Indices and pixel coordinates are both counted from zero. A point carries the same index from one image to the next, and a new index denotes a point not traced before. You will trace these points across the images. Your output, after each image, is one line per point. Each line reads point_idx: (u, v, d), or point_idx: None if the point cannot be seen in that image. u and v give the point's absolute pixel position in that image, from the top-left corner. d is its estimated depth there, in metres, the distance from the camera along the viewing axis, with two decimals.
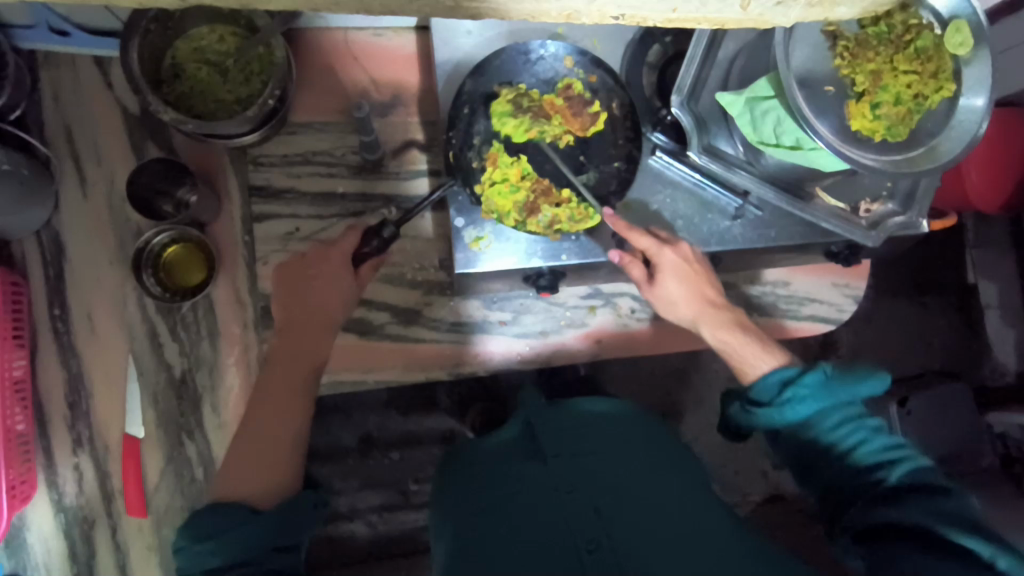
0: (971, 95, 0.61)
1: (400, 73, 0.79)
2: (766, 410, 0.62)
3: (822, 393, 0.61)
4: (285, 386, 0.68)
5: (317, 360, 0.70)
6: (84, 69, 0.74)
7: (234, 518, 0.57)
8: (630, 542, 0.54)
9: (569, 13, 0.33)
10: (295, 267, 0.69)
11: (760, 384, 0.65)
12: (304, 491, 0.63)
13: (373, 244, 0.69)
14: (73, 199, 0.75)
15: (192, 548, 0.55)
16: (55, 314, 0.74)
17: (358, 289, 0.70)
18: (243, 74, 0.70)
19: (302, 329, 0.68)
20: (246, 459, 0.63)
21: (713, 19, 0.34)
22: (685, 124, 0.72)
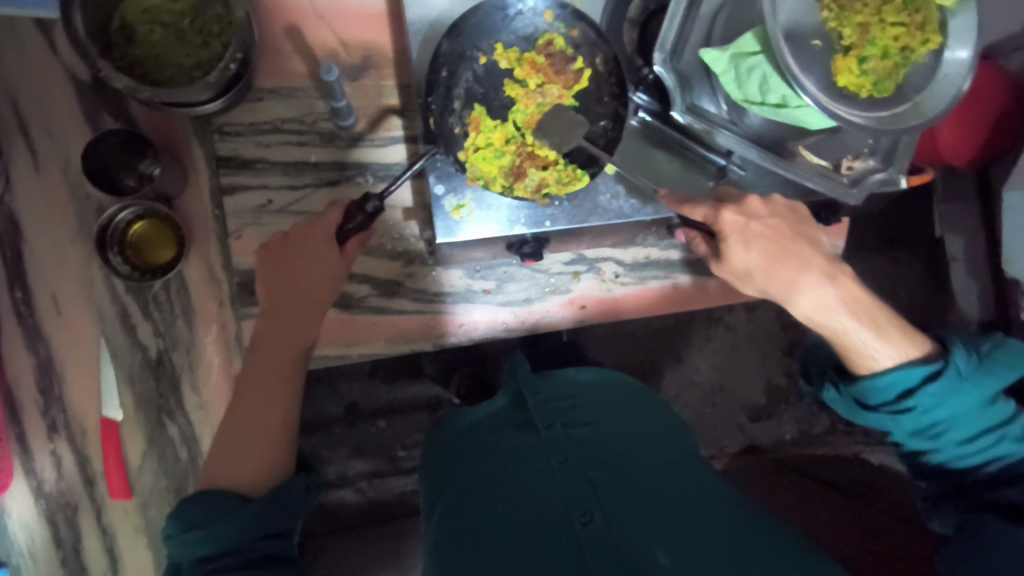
0: (956, 46, 0.61)
1: (370, 33, 0.75)
2: (885, 412, 0.64)
3: (953, 390, 0.61)
4: (271, 369, 0.66)
5: (306, 341, 0.68)
6: (27, 33, 0.69)
7: (225, 505, 0.58)
8: (622, 515, 0.55)
9: None
10: (278, 246, 0.66)
11: (872, 384, 0.64)
12: (297, 474, 0.64)
13: (356, 221, 0.65)
14: (26, 175, 0.70)
15: (181, 536, 0.56)
16: (18, 296, 0.71)
17: (347, 265, 0.67)
18: (201, 37, 0.65)
19: (289, 312, 0.66)
20: (236, 449, 0.62)
21: None
22: (668, 83, 0.69)
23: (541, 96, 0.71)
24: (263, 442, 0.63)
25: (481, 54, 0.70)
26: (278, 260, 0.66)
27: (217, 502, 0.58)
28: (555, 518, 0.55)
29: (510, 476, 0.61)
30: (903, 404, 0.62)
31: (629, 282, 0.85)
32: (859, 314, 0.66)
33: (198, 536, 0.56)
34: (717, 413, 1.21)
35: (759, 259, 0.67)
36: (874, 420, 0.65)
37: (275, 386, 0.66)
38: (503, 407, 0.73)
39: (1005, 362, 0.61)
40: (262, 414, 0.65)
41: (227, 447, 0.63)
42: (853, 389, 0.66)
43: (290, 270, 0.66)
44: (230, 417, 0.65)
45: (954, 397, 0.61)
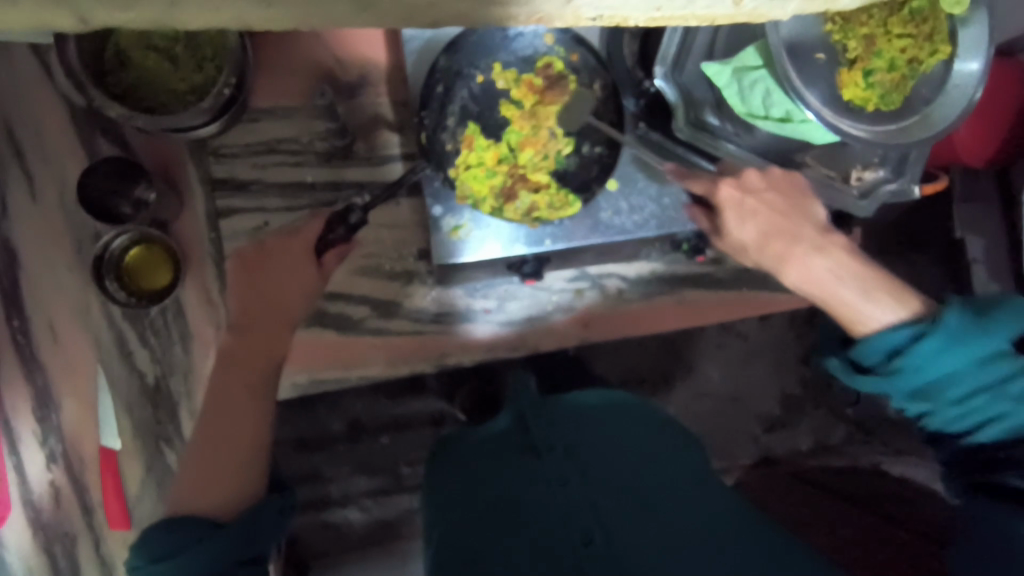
0: (966, 57, 0.58)
1: (366, 50, 0.74)
2: (874, 378, 0.61)
3: (958, 341, 0.57)
4: (241, 384, 0.66)
5: (277, 353, 0.67)
6: (21, 59, 0.68)
7: (189, 535, 0.56)
8: (628, 542, 0.54)
9: (539, 17, 0.25)
10: (252, 254, 0.67)
11: (867, 346, 0.62)
12: (269, 494, 0.62)
13: (338, 232, 0.65)
14: (22, 202, 0.70)
15: (147, 567, 0.55)
16: (15, 325, 0.71)
17: (322, 280, 0.66)
18: (195, 61, 0.64)
19: (256, 319, 0.66)
20: (203, 472, 0.62)
21: (703, 15, 0.26)
22: (670, 97, 0.69)
23: (538, 120, 0.69)
24: (234, 465, 0.62)
25: (478, 73, 0.69)
26: (252, 263, 0.66)
27: (186, 530, 0.56)
28: (557, 541, 0.55)
29: (514, 502, 0.60)
30: (896, 365, 0.60)
31: (633, 297, 0.84)
32: (875, 285, 0.67)
33: (165, 568, 0.54)
34: (726, 425, 1.19)
35: (753, 232, 0.73)
36: (873, 388, 0.61)
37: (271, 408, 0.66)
38: (506, 428, 0.68)
39: (1004, 317, 0.57)
40: (231, 431, 0.64)
41: (199, 471, 0.62)
42: (848, 355, 0.64)
43: (264, 278, 0.66)
44: (207, 436, 0.64)
45: (949, 355, 0.57)
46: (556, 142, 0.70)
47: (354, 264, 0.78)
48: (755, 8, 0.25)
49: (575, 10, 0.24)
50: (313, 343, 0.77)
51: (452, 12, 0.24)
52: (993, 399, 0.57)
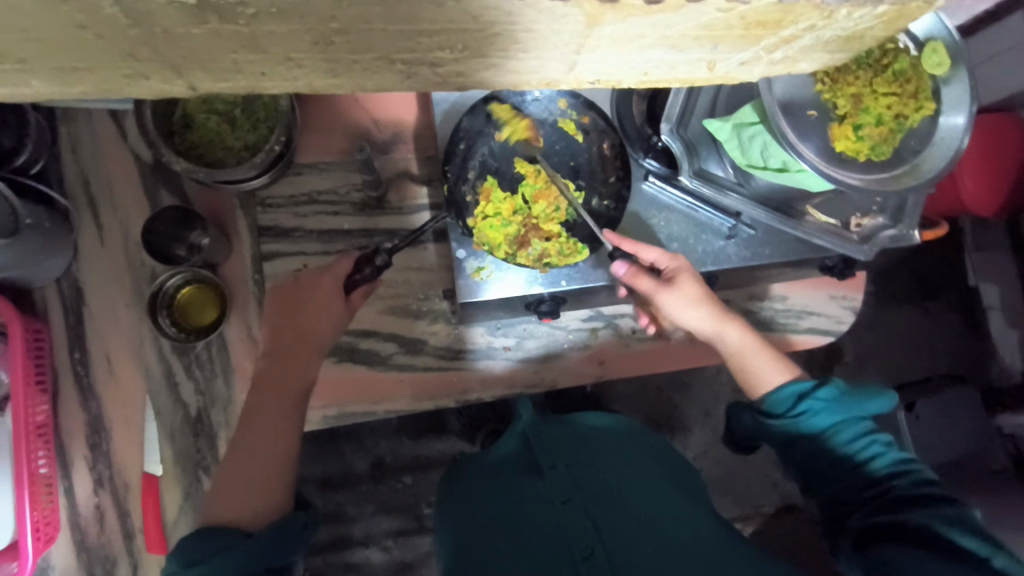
0: (951, 112, 0.64)
1: (399, 112, 0.82)
2: (783, 421, 0.68)
3: (843, 398, 0.67)
4: (272, 405, 0.70)
5: (308, 379, 0.72)
6: (100, 122, 0.78)
7: (226, 541, 0.58)
8: (626, 550, 0.56)
9: (548, 81, 0.31)
10: (289, 288, 0.74)
11: (775, 395, 0.69)
12: (295, 510, 0.64)
13: (365, 271, 0.71)
14: (90, 246, 0.78)
15: (181, 573, 0.55)
16: (76, 357, 0.77)
17: (348, 315, 0.72)
18: (250, 122, 0.73)
19: (291, 351, 0.71)
20: (234, 482, 0.65)
21: (683, 78, 0.33)
22: (675, 150, 0.74)
23: (546, 177, 0.76)
24: (266, 476, 0.65)
25: (497, 131, 0.76)
26: (289, 298, 0.72)
27: (215, 540, 0.58)
28: (556, 553, 0.57)
29: (517, 515, 0.63)
30: (801, 408, 0.67)
31: (646, 338, 0.88)
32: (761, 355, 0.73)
33: (201, 569, 0.55)
34: (745, 470, 1.19)
35: (705, 318, 0.72)
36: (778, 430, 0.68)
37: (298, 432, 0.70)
38: (514, 450, 0.75)
39: (874, 388, 0.68)
40: (261, 450, 0.68)
41: (231, 484, 0.65)
42: (761, 407, 0.71)
43: (297, 310, 0.71)
44: (235, 452, 0.68)
45: (847, 405, 0.67)
46: (568, 194, 0.76)
47: (384, 303, 0.83)
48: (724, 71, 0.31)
49: (577, 75, 0.30)
50: (344, 378, 0.82)
51: (471, 74, 0.30)
52: (872, 446, 0.65)
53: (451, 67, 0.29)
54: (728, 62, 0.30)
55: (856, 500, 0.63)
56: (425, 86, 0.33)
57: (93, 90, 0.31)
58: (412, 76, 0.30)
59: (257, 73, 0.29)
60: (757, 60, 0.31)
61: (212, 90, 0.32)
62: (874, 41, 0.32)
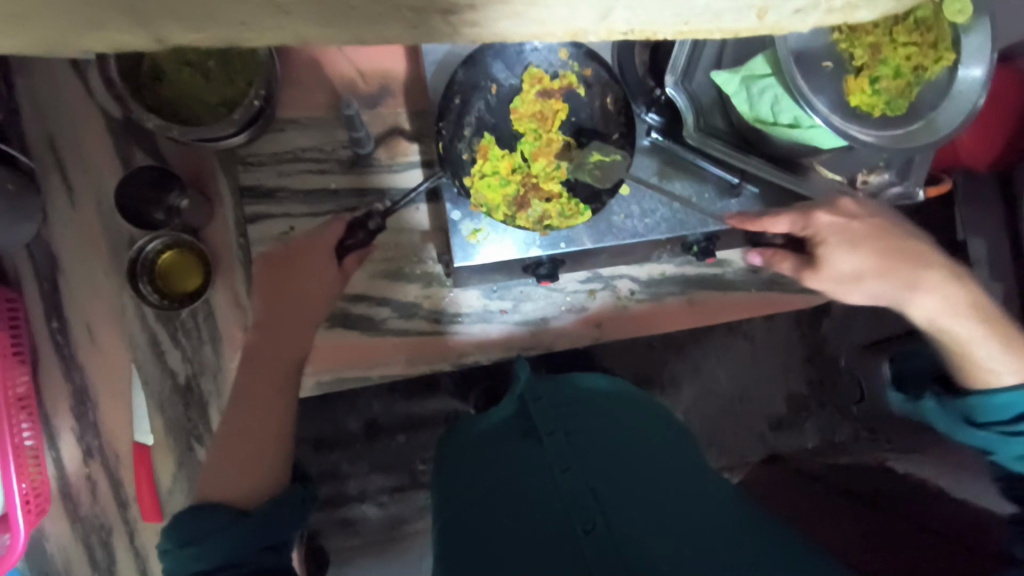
0: (971, 63, 0.61)
1: (387, 62, 0.77)
2: (990, 434, 0.69)
3: None
4: (265, 379, 0.68)
5: (298, 354, 0.70)
6: (61, 74, 0.71)
7: (220, 520, 0.56)
8: (628, 525, 0.55)
9: (575, 31, 0.28)
10: (276, 260, 0.69)
11: (989, 403, 0.69)
12: (293, 484, 0.63)
13: (359, 236, 0.68)
14: (61, 209, 0.73)
15: (177, 552, 0.54)
16: (54, 326, 0.74)
17: (342, 280, 0.70)
18: (225, 74, 0.67)
19: (281, 325, 0.69)
20: (234, 459, 0.63)
21: (726, 28, 0.29)
22: (680, 104, 0.71)
23: (547, 139, 0.73)
24: (260, 451, 0.64)
25: (495, 84, 0.71)
26: (277, 272, 0.68)
27: (211, 516, 0.56)
28: (558, 528, 0.56)
29: (516, 489, 0.62)
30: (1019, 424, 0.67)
31: (645, 299, 0.87)
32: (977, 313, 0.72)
33: (196, 550, 0.54)
34: (736, 424, 1.21)
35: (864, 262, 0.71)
36: (981, 438, 0.70)
37: (270, 399, 0.68)
38: (507, 414, 0.74)
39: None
40: (258, 427, 0.65)
41: (228, 463, 0.63)
42: (964, 406, 0.72)
43: (287, 285, 0.67)
44: (231, 427, 0.66)
45: None
46: (569, 152, 0.73)
47: (376, 267, 0.80)
48: (777, 21, 0.28)
49: (608, 26, 0.27)
50: (337, 345, 0.80)
51: (485, 23, 0.26)
52: None
53: (465, 14, 0.26)
54: (781, 8, 0.27)
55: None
56: (430, 37, 0.29)
57: (45, 41, 0.26)
58: (419, 25, 0.27)
59: (236, 23, 0.25)
60: (813, 8, 0.28)
61: (183, 43, 0.28)
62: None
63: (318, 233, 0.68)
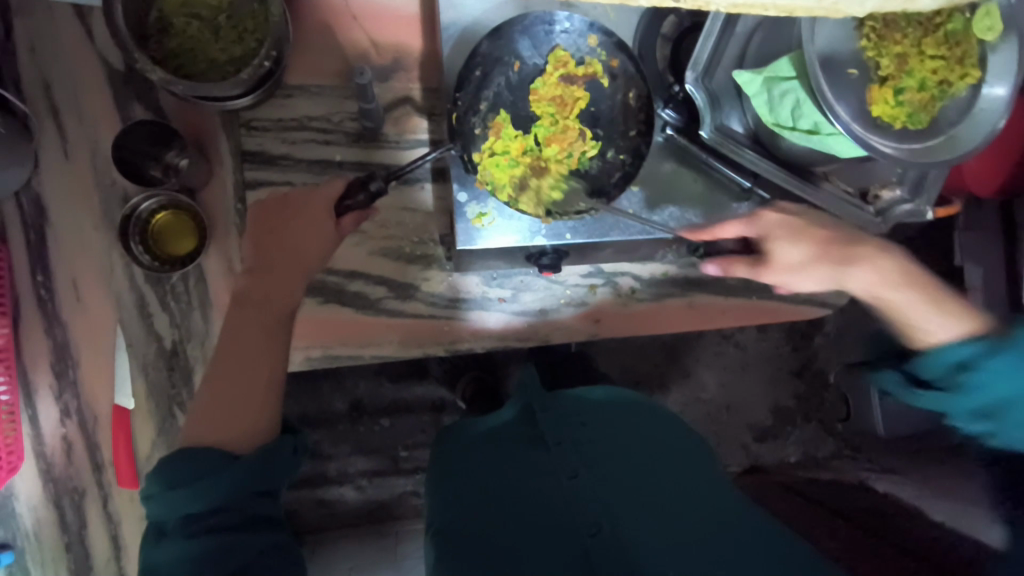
0: (994, 82, 0.59)
1: (402, 36, 0.75)
2: (937, 393, 0.67)
3: (1005, 366, 0.64)
4: (255, 326, 0.66)
5: (294, 300, 0.67)
6: (64, 19, 0.69)
7: (211, 461, 0.56)
8: (634, 533, 0.56)
9: None
10: (275, 205, 0.68)
11: (931, 359, 0.68)
12: (282, 435, 0.62)
13: (358, 197, 0.64)
14: (54, 158, 0.71)
15: (165, 494, 0.54)
16: (38, 279, 0.71)
17: (339, 239, 0.67)
18: (235, 32, 0.65)
19: (274, 267, 0.67)
20: (221, 404, 0.62)
21: None
22: (698, 102, 0.70)
23: (564, 126, 0.71)
24: (250, 404, 0.62)
25: (518, 62, 0.70)
26: (273, 215, 0.67)
27: (204, 457, 0.56)
28: (564, 531, 0.57)
29: (521, 490, 0.63)
30: (964, 378, 0.65)
31: (645, 298, 0.86)
32: (913, 284, 0.75)
33: (188, 492, 0.54)
34: (721, 431, 1.21)
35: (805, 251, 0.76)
36: (927, 400, 0.68)
37: (258, 342, 0.66)
38: (512, 419, 0.75)
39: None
40: (248, 374, 0.64)
41: (213, 408, 0.61)
42: (912, 367, 0.70)
43: (284, 229, 0.67)
44: (218, 374, 0.64)
45: (1004, 376, 0.64)
46: (582, 142, 0.71)
47: (375, 244, 0.79)
48: None
49: None
50: (331, 321, 0.78)
51: None
52: None
53: None
54: None
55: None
56: None
57: None
58: None
59: None
60: None
61: None
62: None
63: (321, 187, 0.67)
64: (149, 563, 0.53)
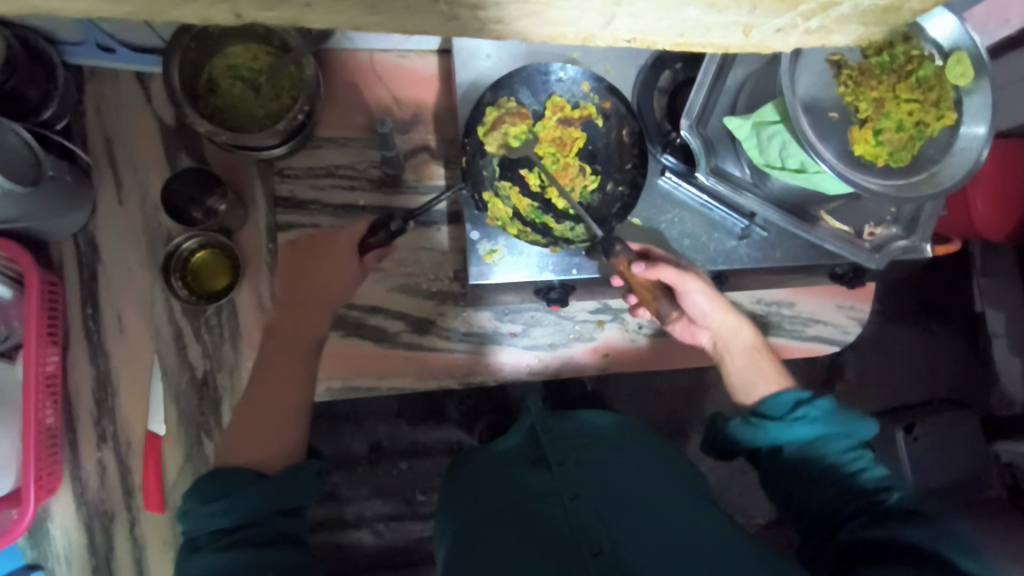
0: (972, 123, 0.63)
1: (421, 93, 0.83)
2: (777, 422, 0.74)
3: (830, 418, 0.74)
4: (285, 355, 0.71)
5: (318, 335, 0.72)
6: (127, 84, 0.79)
7: (241, 480, 0.59)
8: (635, 552, 0.58)
9: (585, 36, 0.32)
10: (307, 245, 0.75)
11: (772, 400, 0.77)
12: (308, 459, 0.65)
13: (379, 235, 0.71)
14: (109, 205, 0.79)
15: (199, 509, 0.57)
16: (87, 313, 0.78)
17: (362, 276, 0.73)
18: (273, 91, 0.74)
19: (304, 303, 0.71)
20: (247, 428, 0.65)
21: (717, 44, 0.34)
22: (693, 146, 0.75)
23: (563, 163, 0.77)
24: (278, 424, 0.66)
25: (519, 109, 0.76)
26: (304, 255, 0.74)
27: (234, 476, 0.59)
28: (567, 550, 0.59)
29: (525, 510, 0.65)
30: (797, 416, 0.74)
31: (653, 333, 0.89)
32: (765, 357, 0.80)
33: (220, 507, 0.56)
34: (739, 476, 1.19)
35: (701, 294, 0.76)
36: (772, 430, 0.75)
37: (286, 373, 0.70)
38: (520, 445, 0.77)
39: (859, 414, 0.76)
40: (274, 402, 0.68)
41: (243, 431, 0.65)
42: (757, 411, 0.78)
43: (313, 265, 0.72)
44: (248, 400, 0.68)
45: (834, 421, 0.74)
46: (584, 178, 0.77)
47: (394, 282, 0.84)
48: (761, 38, 0.33)
49: (614, 32, 0.32)
50: (351, 354, 0.83)
51: (511, 17, 0.31)
52: (851, 462, 0.72)
53: (493, 12, 0.30)
54: (762, 29, 0.32)
55: (838, 508, 0.69)
56: (465, 29, 0.33)
57: (136, 9, 0.30)
58: (456, 18, 0.31)
59: (301, 3, 0.29)
60: (791, 29, 0.33)
61: (254, 20, 0.32)
62: (898, 17, 0.34)
63: (345, 229, 0.74)
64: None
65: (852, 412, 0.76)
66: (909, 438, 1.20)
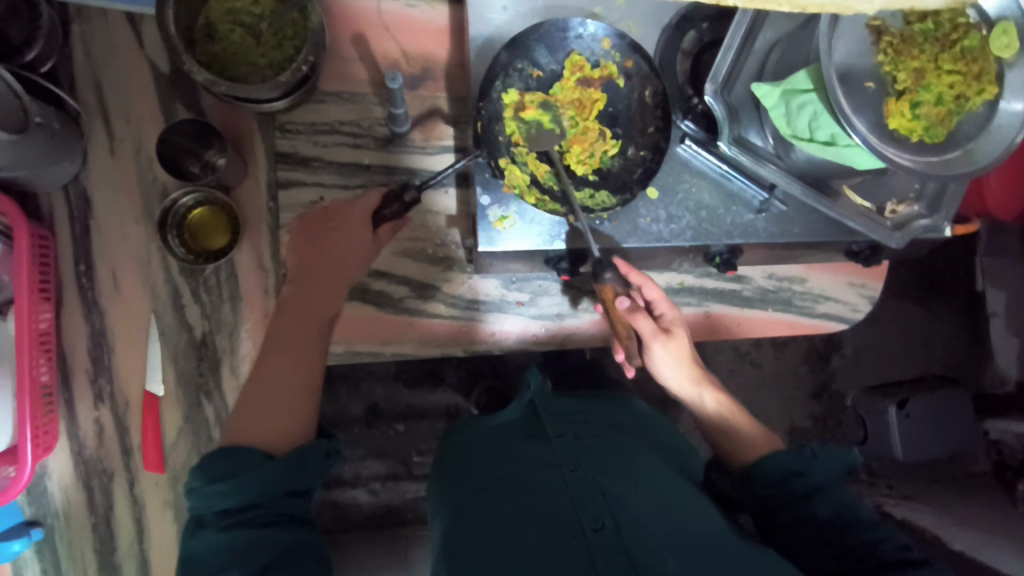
0: (1011, 98, 0.60)
1: (431, 46, 0.79)
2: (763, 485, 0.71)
3: (815, 465, 0.69)
4: (293, 327, 0.68)
5: (330, 313, 0.69)
6: (119, 26, 0.74)
7: (247, 462, 0.57)
8: (636, 529, 0.58)
9: None
10: (316, 218, 0.70)
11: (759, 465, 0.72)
12: (317, 440, 0.63)
13: (394, 208, 0.69)
14: (101, 155, 0.75)
15: (204, 489, 0.55)
16: (80, 270, 0.75)
17: (376, 247, 0.70)
18: (276, 39, 0.69)
19: (312, 273, 0.69)
20: (250, 404, 0.63)
21: None
22: (717, 113, 0.72)
23: (581, 127, 0.74)
24: (286, 398, 0.64)
25: (537, 69, 0.73)
26: (315, 231, 0.69)
27: (241, 453, 0.57)
28: (567, 523, 0.59)
29: (523, 481, 0.64)
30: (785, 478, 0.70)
31: None
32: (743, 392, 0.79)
33: (226, 487, 0.55)
34: None
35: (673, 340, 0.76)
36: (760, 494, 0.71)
37: (297, 344, 0.67)
38: (517, 418, 0.76)
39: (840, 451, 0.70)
40: (275, 369, 0.65)
41: (245, 405, 0.63)
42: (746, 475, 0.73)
43: (325, 241, 0.69)
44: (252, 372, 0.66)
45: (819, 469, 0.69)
46: (603, 142, 0.74)
47: (400, 245, 0.81)
48: None
49: None
50: (354, 319, 0.81)
51: None
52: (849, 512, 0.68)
53: None
54: None
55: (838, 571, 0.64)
56: None
57: None
58: None
59: None
60: None
61: None
62: None
63: (358, 199, 0.70)
64: (186, 555, 0.54)
65: (833, 451, 0.70)
66: (902, 414, 1.19)
